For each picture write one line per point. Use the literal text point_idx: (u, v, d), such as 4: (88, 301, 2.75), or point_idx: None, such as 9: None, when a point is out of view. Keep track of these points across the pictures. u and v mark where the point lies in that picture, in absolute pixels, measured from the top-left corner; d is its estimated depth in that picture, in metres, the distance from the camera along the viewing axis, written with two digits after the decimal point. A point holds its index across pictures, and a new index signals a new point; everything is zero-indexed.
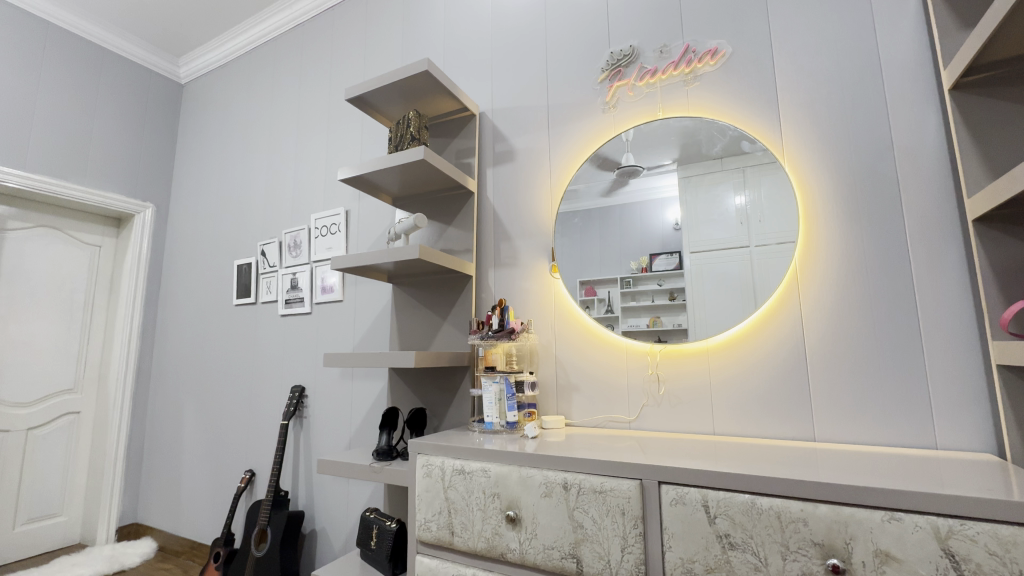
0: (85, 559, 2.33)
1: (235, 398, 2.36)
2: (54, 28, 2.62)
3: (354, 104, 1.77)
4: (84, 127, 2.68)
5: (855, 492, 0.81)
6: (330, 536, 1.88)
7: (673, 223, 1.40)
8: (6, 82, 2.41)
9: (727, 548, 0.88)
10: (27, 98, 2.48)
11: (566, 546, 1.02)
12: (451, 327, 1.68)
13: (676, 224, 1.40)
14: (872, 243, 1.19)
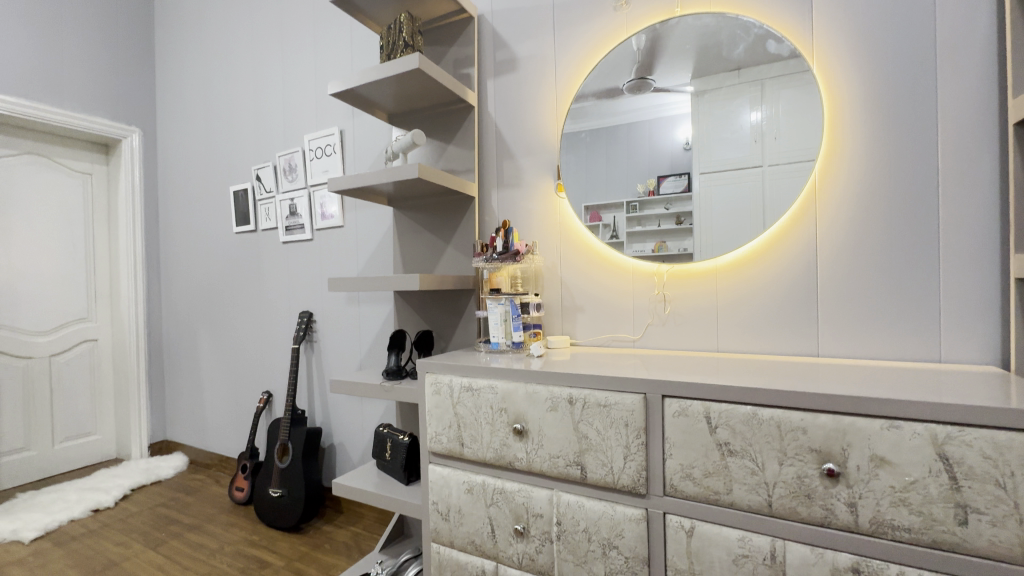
0: (123, 471, 2.51)
1: (245, 324, 2.41)
2: None
3: (339, 6, 1.60)
4: (55, 40, 2.47)
5: (857, 404, 0.82)
6: (348, 449, 2.00)
7: (684, 142, 1.32)
8: None
9: (726, 455, 0.92)
10: None
11: (571, 454, 1.06)
12: (455, 251, 1.66)
13: (686, 143, 1.32)
14: (900, 153, 1.12)
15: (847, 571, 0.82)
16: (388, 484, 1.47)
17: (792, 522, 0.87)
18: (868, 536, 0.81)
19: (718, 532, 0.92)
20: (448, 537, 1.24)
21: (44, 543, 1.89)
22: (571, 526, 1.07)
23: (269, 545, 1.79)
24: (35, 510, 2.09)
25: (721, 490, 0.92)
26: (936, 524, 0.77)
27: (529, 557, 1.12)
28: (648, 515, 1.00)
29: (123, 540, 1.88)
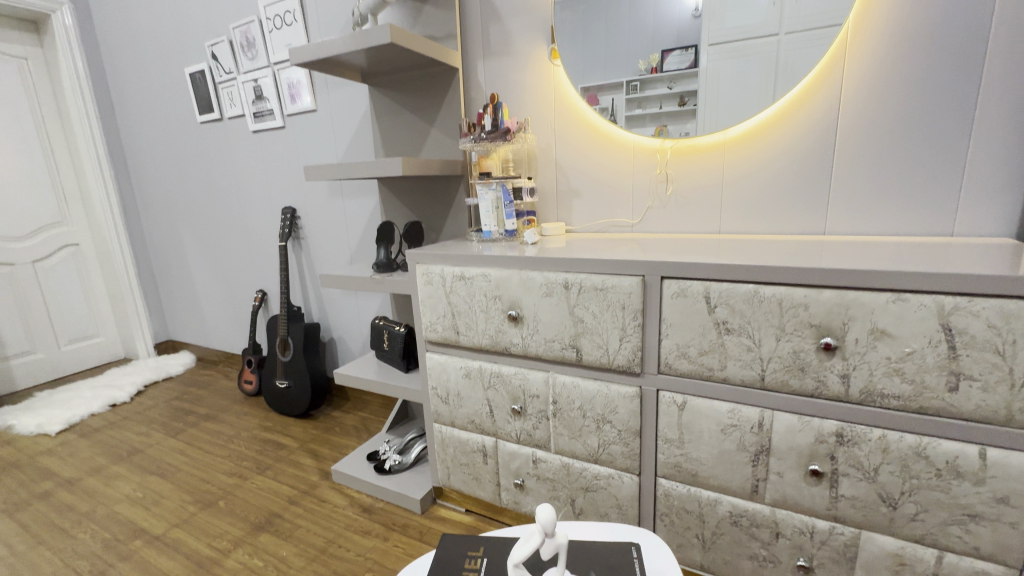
0: (133, 369, 2.59)
1: (228, 223, 2.32)
2: None
3: None
4: None
5: (865, 278, 0.79)
6: (348, 342, 2.04)
7: (692, 9, 1.16)
8: None
9: (723, 333, 0.91)
10: None
11: (566, 338, 1.06)
12: (440, 133, 1.52)
13: (695, 11, 1.16)
14: None
15: (831, 436, 0.85)
16: (388, 372, 1.51)
17: (783, 394, 0.89)
18: (857, 404, 0.83)
19: (710, 405, 0.95)
20: (449, 418, 1.30)
21: (70, 434, 2.00)
22: (566, 404, 1.10)
23: (283, 430, 1.90)
24: (55, 407, 2.18)
25: (715, 367, 0.93)
26: (927, 391, 0.78)
27: (526, 433, 1.18)
28: (642, 392, 1.02)
29: (144, 430, 1.99)
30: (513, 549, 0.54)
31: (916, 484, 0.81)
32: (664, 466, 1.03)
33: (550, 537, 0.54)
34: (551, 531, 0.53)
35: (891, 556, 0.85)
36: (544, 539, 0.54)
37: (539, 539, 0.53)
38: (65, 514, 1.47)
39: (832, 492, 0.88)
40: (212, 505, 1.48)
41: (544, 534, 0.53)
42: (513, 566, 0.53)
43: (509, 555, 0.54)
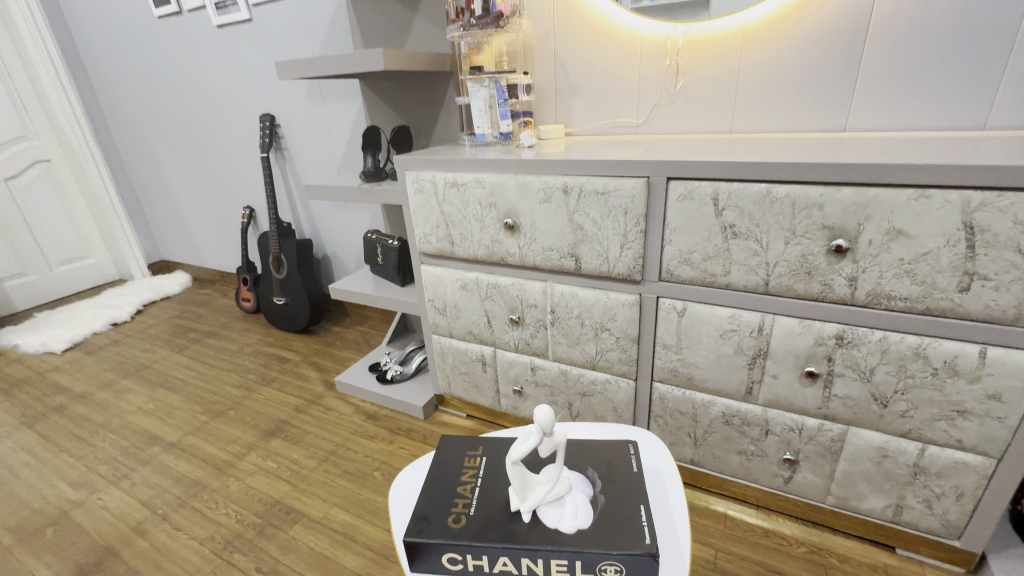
0: (130, 289, 2.58)
1: (205, 134, 2.17)
2: None
3: None
4: None
5: (889, 173, 0.73)
6: (342, 257, 2.00)
7: None
8: None
9: (729, 238, 0.87)
10: None
11: (564, 246, 1.02)
12: (424, 22, 1.35)
13: None
14: None
15: (830, 339, 0.85)
16: (384, 286, 1.49)
17: (787, 298, 0.87)
18: (862, 307, 0.81)
19: (711, 311, 0.94)
20: (447, 329, 1.30)
21: (76, 352, 2.03)
22: (565, 313, 1.09)
23: (285, 345, 1.93)
24: (56, 326, 2.20)
25: (719, 273, 0.90)
26: (936, 293, 0.75)
27: (525, 343, 1.18)
28: (642, 300, 1.00)
29: (148, 347, 2.02)
30: (511, 447, 0.54)
31: (909, 383, 0.82)
32: (660, 371, 1.04)
33: (549, 436, 0.54)
34: (549, 430, 0.53)
35: (875, 448, 0.89)
36: (542, 438, 0.54)
37: (537, 439, 0.53)
38: (82, 425, 1.54)
39: (825, 392, 0.89)
40: (222, 415, 1.53)
41: (542, 434, 0.53)
42: (511, 463, 0.54)
43: (507, 454, 0.55)
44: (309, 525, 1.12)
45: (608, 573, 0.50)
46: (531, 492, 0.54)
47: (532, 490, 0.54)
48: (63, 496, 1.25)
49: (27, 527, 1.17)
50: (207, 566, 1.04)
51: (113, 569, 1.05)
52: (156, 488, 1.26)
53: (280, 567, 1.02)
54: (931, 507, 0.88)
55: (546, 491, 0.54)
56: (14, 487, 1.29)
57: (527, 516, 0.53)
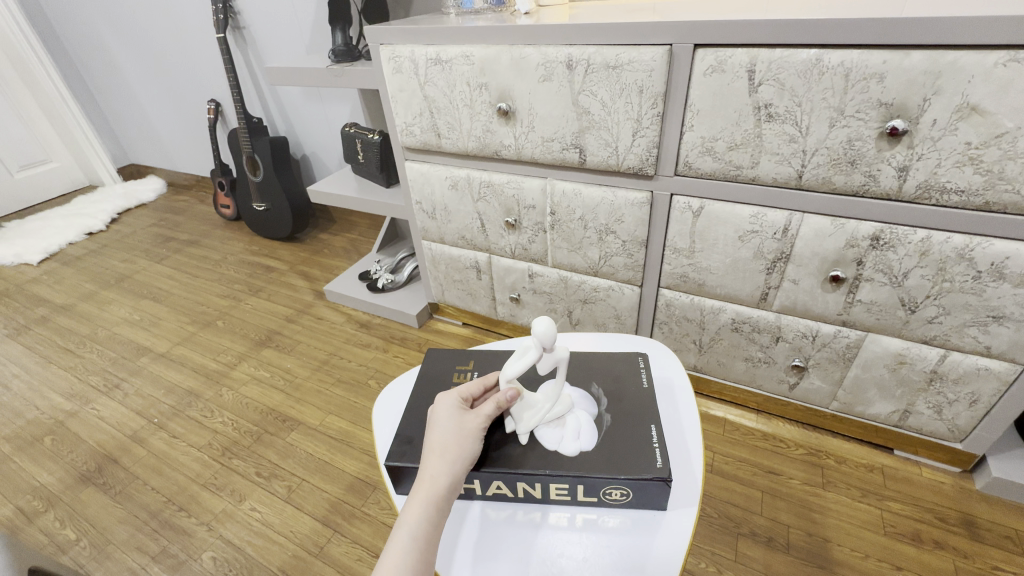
0: (101, 196, 2.42)
1: (152, 12, 1.88)
2: None
3: None
4: None
5: (979, 28, 0.58)
6: (322, 158, 1.84)
7: None
8: None
9: (763, 121, 0.73)
10: None
11: (568, 136, 0.88)
12: None
13: None
14: None
15: (865, 240, 0.76)
16: (368, 188, 1.36)
17: (822, 193, 0.76)
18: (907, 202, 0.71)
19: (731, 210, 0.83)
20: (438, 234, 1.20)
21: (53, 263, 1.94)
22: (566, 215, 0.99)
23: (271, 253, 1.84)
24: (28, 236, 2.09)
25: (745, 165, 0.78)
26: (1001, 184, 0.65)
27: (521, 248, 1.09)
28: (654, 198, 0.89)
29: (128, 257, 1.93)
30: (507, 363, 0.48)
31: (945, 287, 0.74)
32: (669, 276, 0.97)
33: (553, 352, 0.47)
34: (550, 344, 0.45)
35: (893, 355, 0.84)
36: (542, 354, 0.47)
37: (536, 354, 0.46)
38: (68, 337, 1.50)
39: (848, 298, 0.82)
40: (211, 325, 1.49)
41: (541, 348, 0.46)
42: (506, 381, 0.48)
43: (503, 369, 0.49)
44: (306, 431, 1.11)
45: (613, 496, 0.46)
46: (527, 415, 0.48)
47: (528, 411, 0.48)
48: (57, 406, 1.24)
49: (24, 436, 1.17)
50: (207, 471, 1.05)
51: (115, 475, 1.06)
52: (150, 398, 1.24)
53: (280, 472, 1.03)
54: (941, 412, 0.86)
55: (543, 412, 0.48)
56: (6, 398, 1.28)
57: (524, 438, 0.48)
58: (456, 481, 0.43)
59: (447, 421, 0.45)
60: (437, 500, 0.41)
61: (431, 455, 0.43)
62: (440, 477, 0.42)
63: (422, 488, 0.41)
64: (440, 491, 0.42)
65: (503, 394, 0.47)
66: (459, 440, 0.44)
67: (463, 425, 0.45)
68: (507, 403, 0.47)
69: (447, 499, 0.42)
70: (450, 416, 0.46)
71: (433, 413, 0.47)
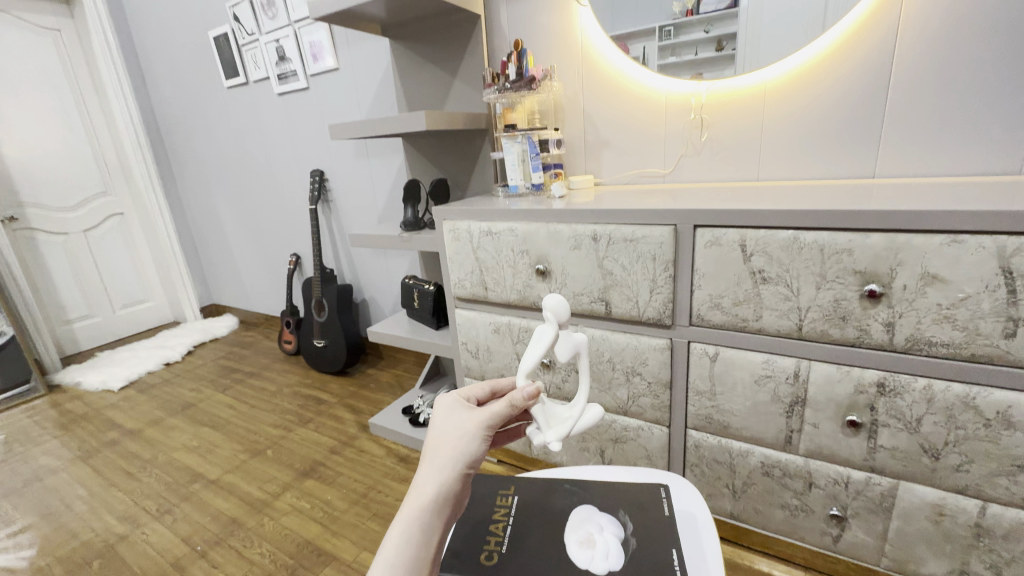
0: (183, 331, 2.74)
1: (261, 187, 2.37)
2: None
3: None
4: None
5: (919, 220, 0.73)
6: (380, 301, 2.09)
7: None
8: None
9: (759, 283, 0.88)
10: None
11: (595, 292, 1.05)
12: (463, 86, 1.46)
13: None
14: None
15: (871, 386, 0.83)
16: (419, 329, 1.54)
17: (822, 343, 0.86)
18: (902, 352, 0.80)
19: (743, 357, 0.93)
20: (480, 372, 1.33)
21: (131, 390, 2.15)
22: (596, 358, 1.10)
23: (323, 386, 1.99)
24: (115, 365, 2.35)
25: (750, 318, 0.90)
26: (980, 339, 0.73)
27: (556, 386, 1.19)
28: (673, 344, 1.01)
29: (196, 387, 2.12)
30: (533, 351, 0.57)
31: (961, 435, 0.78)
32: (694, 418, 1.03)
33: (565, 333, 0.59)
34: (564, 321, 0.57)
35: (930, 506, 0.83)
36: (558, 332, 0.58)
37: (553, 331, 0.57)
38: (131, 461, 1.61)
39: (870, 443, 0.86)
40: (260, 454, 1.58)
41: (557, 324, 0.57)
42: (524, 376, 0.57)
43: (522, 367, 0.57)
44: (339, 567, 1.12)
45: None
46: (554, 420, 0.58)
47: (558, 419, 0.58)
48: (110, 528, 1.31)
49: (75, 558, 1.22)
50: None
51: None
52: (195, 525, 1.30)
53: None
54: None
55: (575, 416, 0.58)
56: (66, 519, 1.36)
57: (558, 446, 0.55)
58: (447, 491, 0.42)
59: (442, 429, 0.46)
60: (425, 509, 0.40)
61: (424, 462, 0.43)
62: (429, 485, 0.41)
63: (410, 497, 0.40)
64: (428, 499, 0.40)
65: (520, 392, 0.50)
66: (452, 444, 0.44)
67: (461, 425, 0.45)
68: (524, 400, 0.49)
69: (436, 511, 0.40)
70: (446, 422, 0.46)
71: (433, 418, 0.48)
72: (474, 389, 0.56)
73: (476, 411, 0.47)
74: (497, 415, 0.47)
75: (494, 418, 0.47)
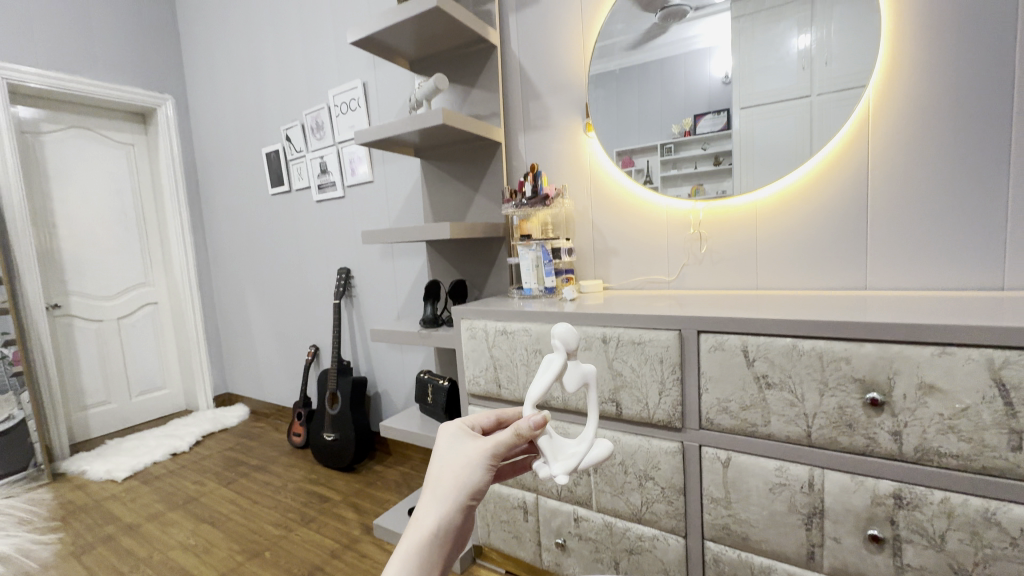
0: (194, 420, 2.75)
1: (289, 282, 2.52)
2: None
3: (363, 45, 1.57)
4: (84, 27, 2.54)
5: (909, 331, 0.78)
6: (392, 395, 2.12)
7: (722, 76, 1.24)
8: None
9: (764, 387, 0.91)
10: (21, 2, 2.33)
11: (605, 392, 1.08)
12: (484, 199, 1.64)
13: (726, 76, 1.23)
14: (957, 58, 1.01)
15: (888, 498, 0.82)
16: (430, 424, 1.56)
17: (832, 451, 0.87)
18: (912, 462, 0.80)
19: (755, 463, 0.93)
20: None
21: (134, 481, 2.12)
22: (607, 460, 1.11)
23: (328, 482, 1.95)
24: (122, 454, 2.33)
25: (758, 423, 0.92)
26: (988, 450, 0.74)
27: (568, 488, 1.18)
28: (684, 448, 1.02)
29: (200, 479, 2.09)
30: (542, 377, 0.63)
31: (988, 555, 0.75)
32: (710, 528, 1.00)
33: (573, 364, 0.66)
34: (571, 348, 0.64)
35: None
36: (565, 362, 0.65)
37: (561, 360, 0.64)
38: (125, 558, 1.55)
39: (895, 561, 0.82)
40: (258, 555, 1.52)
41: (565, 352, 0.63)
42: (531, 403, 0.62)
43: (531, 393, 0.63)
44: None
45: None
46: (562, 454, 0.60)
47: (566, 452, 0.59)
48: None
49: None
50: None
51: None
52: None
53: None
54: None
55: (583, 450, 0.59)
56: None
57: (563, 477, 0.56)
58: (449, 522, 0.44)
59: (448, 459, 0.49)
60: (426, 539, 0.42)
61: (426, 493, 0.45)
62: (430, 516, 0.43)
63: (411, 528, 0.42)
64: (429, 530, 0.42)
65: (527, 421, 0.51)
66: (456, 475, 0.47)
67: (465, 457, 0.48)
68: (531, 430, 0.50)
69: (436, 542, 0.42)
70: (451, 454, 0.49)
71: (439, 450, 0.50)
72: (479, 419, 0.59)
73: (480, 442, 0.49)
74: (501, 445, 0.49)
75: (497, 448, 0.49)
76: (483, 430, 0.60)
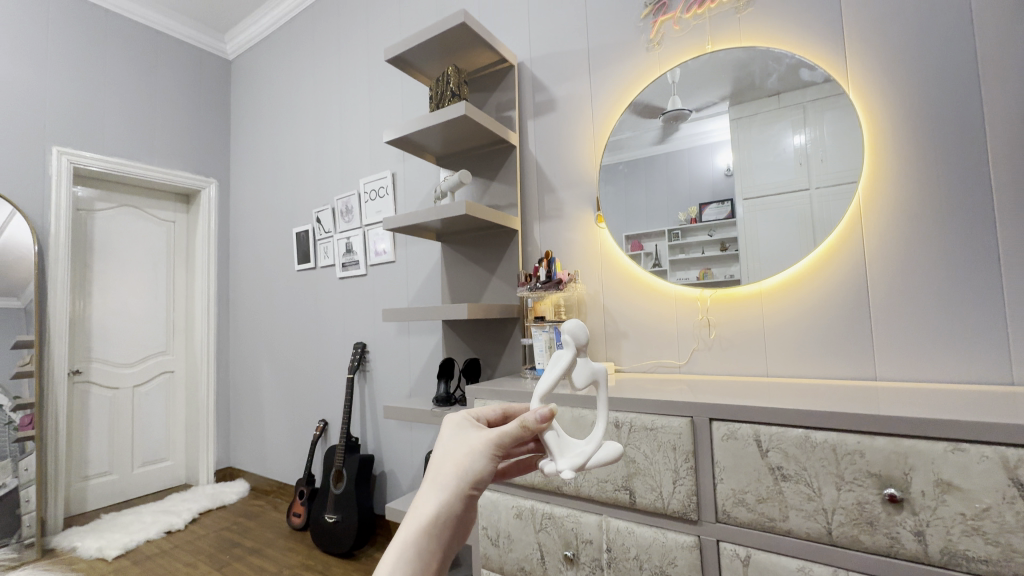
0: (192, 496, 2.67)
1: (305, 355, 2.58)
2: (115, 33, 2.77)
3: (397, 144, 1.75)
4: (147, 121, 2.86)
5: (919, 425, 0.79)
6: (398, 475, 2.07)
7: (724, 169, 1.34)
8: (79, 84, 2.61)
9: (779, 479, 0.90)
10: (97, 101, 2.67)
11: (619, 478, 1.07)
12: (499, 282, 1.72)
13: (727, 170, 1.34)
14: (935, 168, 1.11)
15: None
16: None
17: (855, 552, 0.84)
18: (941, 567, 0.77)
19: (776, 562, 0.90)
20: (498, 563, 1.26)
21: (125, 560, 2.03)
22: (621, 553, 1.06)
23: (325, 569, 1.85)
24: (116, 530, 2.26)
25: (777, 517, 0.90)
26: (1017, 555, 0.72)
27: None
28: (701, 542, 0.98)
29: (193, 561, 2.00)
30: (553, 370, 0.66)
31: None
32: None
33: (583, 359, 0.69)
34: (581, 345, 0.66)
35: None
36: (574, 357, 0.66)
37: (571, 355, 0.66)
38: None
39: None
40: None
41: (575, 347, 0.66)
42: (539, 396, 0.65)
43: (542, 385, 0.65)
44: None
45: None
46: (570, 451, 0.61)
47: (573, 450, 0.61)
48: None
49: None
50: None
51: None
52: None
53: None
54: None
55: (589, 450, 0.61)
56: None
57: (570, 474, 0.57)
58: (449, 510, 0.42)
59: (450, 447, 0.48)
60: (424, 527, 0.40)
61: (425, 481, 0.44)
62: (429, 503, 0.41)
63: (410, 517, 0.41)
64: (428, 518, 0.41)
65: (532, 414, 0.51)
66: (457, 463, 0.46)
67: (467, 446, 0.47)
68: (536, 423, 0.51)
69: (435, 531, 0.40)
70: (453, 443, 0.48)
71: (442, 440, 0.50)
72: (486, 412, 0.60)
73: (481, 432, 0.49)
74: (506, 436, 0.49)
75: (498, 439, 0.49)
76: (488, 423, 0.60)
